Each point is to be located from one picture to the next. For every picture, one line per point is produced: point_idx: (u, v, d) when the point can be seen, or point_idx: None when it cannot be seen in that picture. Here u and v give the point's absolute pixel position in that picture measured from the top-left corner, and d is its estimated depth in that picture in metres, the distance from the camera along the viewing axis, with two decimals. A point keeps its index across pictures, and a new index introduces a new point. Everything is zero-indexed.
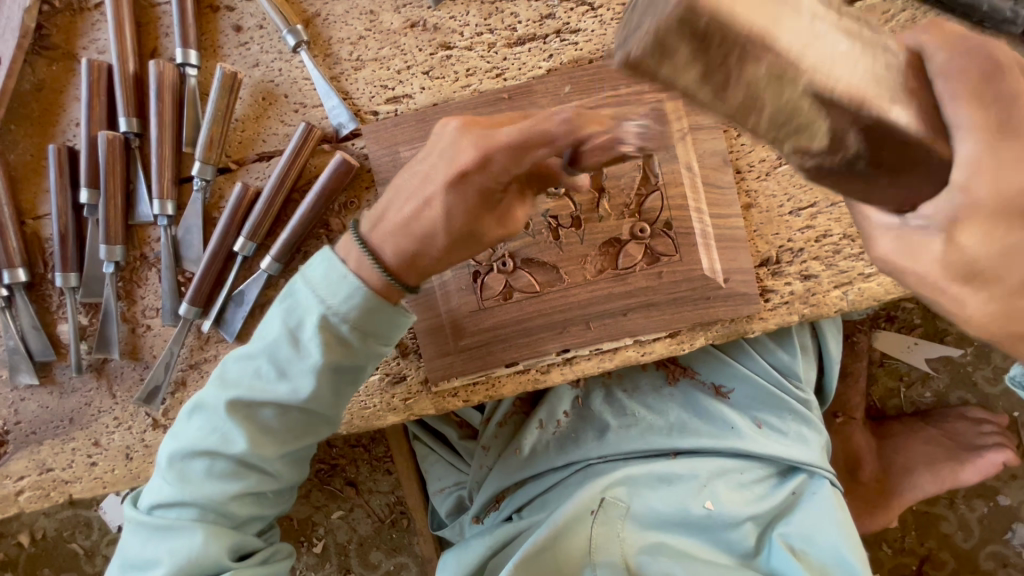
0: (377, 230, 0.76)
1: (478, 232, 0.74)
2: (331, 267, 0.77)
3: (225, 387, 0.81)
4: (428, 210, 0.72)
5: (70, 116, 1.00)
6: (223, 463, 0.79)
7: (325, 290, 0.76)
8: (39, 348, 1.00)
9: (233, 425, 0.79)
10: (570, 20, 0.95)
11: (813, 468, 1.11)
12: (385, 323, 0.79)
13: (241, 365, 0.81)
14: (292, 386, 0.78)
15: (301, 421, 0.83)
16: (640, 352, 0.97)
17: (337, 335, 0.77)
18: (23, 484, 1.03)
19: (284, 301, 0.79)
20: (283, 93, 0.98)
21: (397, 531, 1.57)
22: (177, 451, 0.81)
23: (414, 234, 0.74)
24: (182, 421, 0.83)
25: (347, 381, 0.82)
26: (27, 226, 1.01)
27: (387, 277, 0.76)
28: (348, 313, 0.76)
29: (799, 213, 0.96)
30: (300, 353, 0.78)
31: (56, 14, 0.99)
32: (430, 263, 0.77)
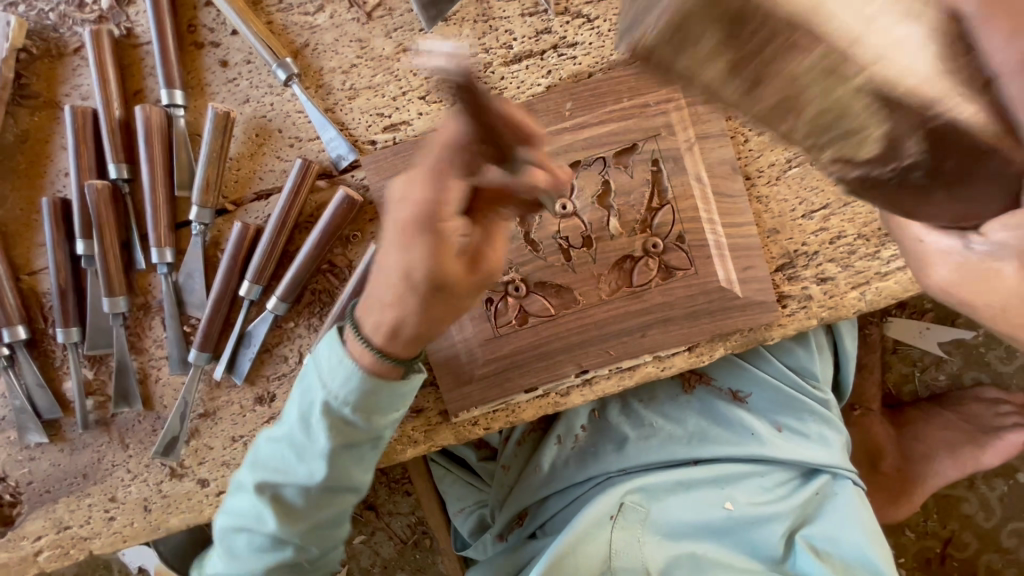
0: (363, 304, 0.75)
1: (449, 280, 0.67)
2: (328, 353, 0.77)
3: (256, 468, 0.83)
4: (392, 275, 0.68)
5: (58, 166, 0.97)
6: (260, 538, 0.82)
7: (323, 377, 0.77)
8: (46, 406, 0.98)
9: (263, 506, 0.80)
10: (566, 34, 0.92)
11: (835, 468, 1.10)
12: (385, 400, 0.78)
13: (270, 446, 0.83)
14: (309, 468, 0.80)
15: (329, 495, 0.83)
16: (659, 367, 0.95)
17: (343, 418, 0.78)
18: (41, 543, 1.01)
19: (299, 384, 0.81)
20: (277, 128, 0.95)
21: (420, 551, 1.56)
22: (225, 525, 0.85)
23: (389, 305, 0.71)
24: (227, 500, 0.86)
25: (365, 453, 0.82)
26: (22, 281, 0.98)
27: (376, 355, 0.75)
28: (348, 398, 0.76)
29: (811, 216, 0.94)
30: (310, 438, 0.79)
31: (33, 61, 0.96)
32: (411, 332, 0.73)
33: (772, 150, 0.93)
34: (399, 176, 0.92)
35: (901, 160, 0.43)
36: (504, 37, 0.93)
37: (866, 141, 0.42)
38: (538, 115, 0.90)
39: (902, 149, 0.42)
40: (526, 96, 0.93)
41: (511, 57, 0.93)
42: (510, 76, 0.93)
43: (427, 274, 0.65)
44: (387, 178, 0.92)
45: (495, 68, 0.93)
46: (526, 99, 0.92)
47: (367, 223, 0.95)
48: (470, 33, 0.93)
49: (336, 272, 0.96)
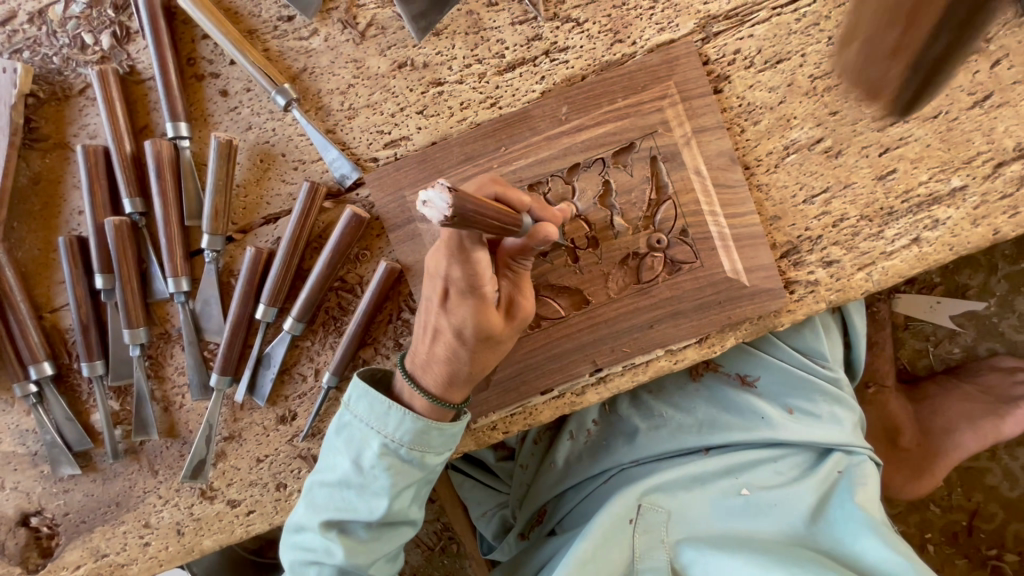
0: (412, 359, 0.83)
1: (490, 331, 0.75)
2: (376, 400, 0.82)
3: (315, 510, 0.85)
4: (443, 333, 0.77)
5: (71, 206, 1.00)
6: (327, 570, 0.83)
7: (377, 422, 0.81)
8: (76, 439, 1.00)
9: (331, 542, 0.82)
10: (557, 39, 0.93)
11: (849, 446, 1.10)
12: (437, 440, 0.83)
13: (325, 488, 0.85)
14: (369, 507, 0.82)
15: (389, 527, 0.86)
16: (672, 361, 0.96)
17: (399, 458, 0.82)
18: (79, 573, 1.03)
19: (342, 431, 0.84)
20: (280, 152, 0.97)
21: (448, 557, 1.58)
22: (292, 560, 0.86)
23: (441, 359, 0.79)
24: (287, 538, 0.88)
25: (422, 488, 0.86)
26: (44, 319, 1.01)
27: (430, 400, 0.81)
28: (404, 438, 0.81)
29: (813, 200, 0.94)
30: (370, 478, 0.82)
31: (42, 105, 0.98)
32: (464, 380, 0.80)
33: (769, 138, 0.94)
34: (403, 191, 0.94)
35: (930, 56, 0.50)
36: (496, 46, 0.94)
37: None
38: (534, 121, 0.92)
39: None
40: (521, 103, 0.94)
41: (504, 66, 0.94)
42: (504, 85, 0.94)
43: (475, 329, 0.74)
44: (391, 194, 0.94)
45: (489, 78, 0.95)
46: (521, 106, 0.93)
47: (374, 239, 0.97)
48: (462, 45, 0.95)
49: (349, 289, 0.98)
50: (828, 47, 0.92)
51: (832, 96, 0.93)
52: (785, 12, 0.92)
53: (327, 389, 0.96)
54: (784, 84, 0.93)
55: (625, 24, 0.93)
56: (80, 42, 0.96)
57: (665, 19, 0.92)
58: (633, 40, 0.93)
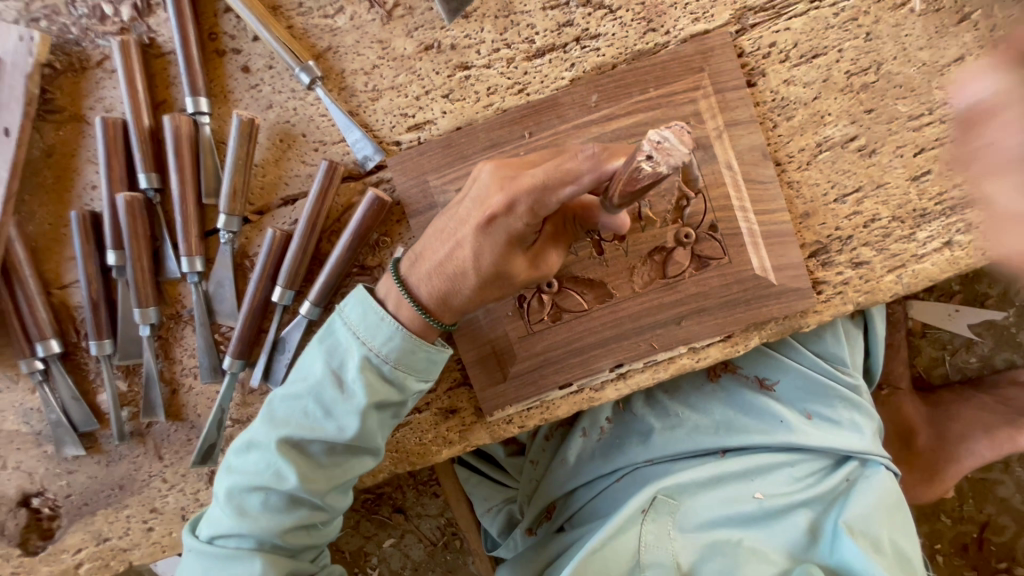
0: (414, 268, 0.81)
1: (507, 273, 0.76)
2: (368, 309, 0.81)
3: (274, 425, 0.81)
4: (461, 252, 0.75)
5: (84, 180, 0.98)
6: (277, 496, 0.80)
7: (366, 333, 0.80)
8: (82, 419, 0.98)
9: (285, 462, 0.79)
10: (589, 25, 0.91)
11: (868, 455, 1.09)
12: (421, 362, 0.82)
13: (288, 403, 0.82)
14: (338, 425, 0.80)
15: (350, 455, 0.85)
16: (694, 359, 0.95)
17: (379, 374, 0.81)
18: (81, 556, 1.02)
19: (324, 340, 0.82)
20: (301, 132, 0.95)
21: (451, 553, 1.56)
22: (231, 486, 0.81)
23: (446, 275, 0.77)
24: (233, 458, 0.83)
25: (389, 417, 0.85)
26: (53, 295, 0.98)
27: (424, 316, 0.81)
28: (390, 354, 0.80)
29: (844, 200, 0.92)
30: (346, 392, 0.80)
31: (58, 76, 0.96)
32: (459, 303, 0.80)
33: (802, 135, 0.92)
34: (426, 175, 0.92)
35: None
36: (526, 31, 0.92)
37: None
38: (563, 108, 0.89)
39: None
40: (550, 90, 0.92)
41: (533, 52, 0.92)
42: (533, 71, 0.92)
43: (496, 261, 0.74)
44: (414, 178, 0.92)
45: (518, 63, 0.92)
46: (551, 93, 0.91)
47: (394, 225, 0.95)
48: (491, 28, 0.92)
49: (366, 275, 0.95)
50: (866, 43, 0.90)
51: (868, 93, 0.91)
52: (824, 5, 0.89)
53: None
54: (820, 79, 0.91)
55: (659, 13, 0.90)
56: (99, 12, 0.93)
57: (701, 9, 0.90)
58: (666, 29, 0.91)
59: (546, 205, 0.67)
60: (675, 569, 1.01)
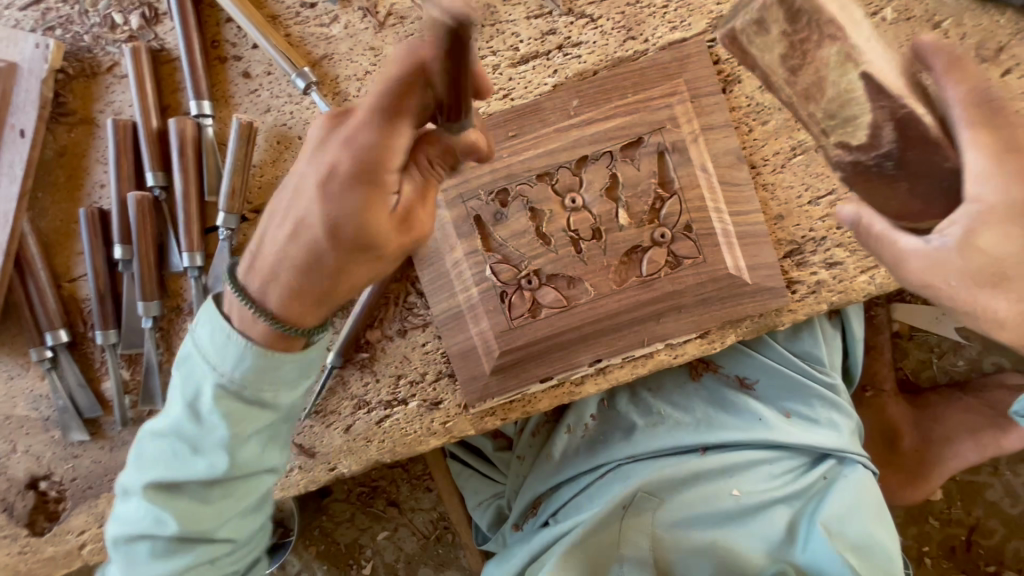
0: (253, 273, 0.72)
1: (371, 235, 0.64)
2: (214, 330, 0.73)
3: (141, 468, 0.78)
4: (306, 224, 0.66)
5: (94, 179, 1.03)
6: (161, 541, 0.77)
7: (216, 358, 0.72)
8: (87, 406, 1.03)
9: (194, 490, 0.77)
10: (570, 33, 0.95)
11: (845, 453, 1.11)
12: (287, 374, 0.74)
13: (155, 443, 0.77)
14: (208, 461, 0.75)
15: (235, 489, 0.79)
16: (672, 355, 0.98)
17: (241, 401, 0.74)
18: (84, 537, 1.06)
19: (177, 373, 0.76)
20: (297, 135, 1.00)
21: (443, 546, 1.59)
22: (119, 534, 0.79)
23: (301, 252, 0.67)
24: (118, 506, 0.81)
25: (273, 434, 0.79)
26: (63, 288, 1.04)
27: (277, 325, 0.71)
28: (242, 377, 0.73)
29: (818, 202, 0.96)
30: (205, 427, 0.74)
31: (70, 80, 1.02)
32: (330, 279, 0.68)
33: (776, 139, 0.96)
34: None
35: (881, 147, 0.63)
36: (511, 39, 0.96)
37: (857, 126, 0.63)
38: (545, 113, 0.94)
39: (882, 138, 0.62)
40: (533, 95, 0.97)
41: (518, 59, 0.96)
42: (518, 77, 0.97)
43: (354, 225, 0.63)
44: None
45: (503, 69, 0.97)
46: (534, 98, 0.96)
47: None
48: (477, 36, 0.97)
49: None
50: None
51: None
52: None
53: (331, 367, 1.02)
54: None
55: (638, 22, 0.94)
56: (110, 22, 0.99)
57: (678, 19, 0.94)
58: (645, 38, 0.95)
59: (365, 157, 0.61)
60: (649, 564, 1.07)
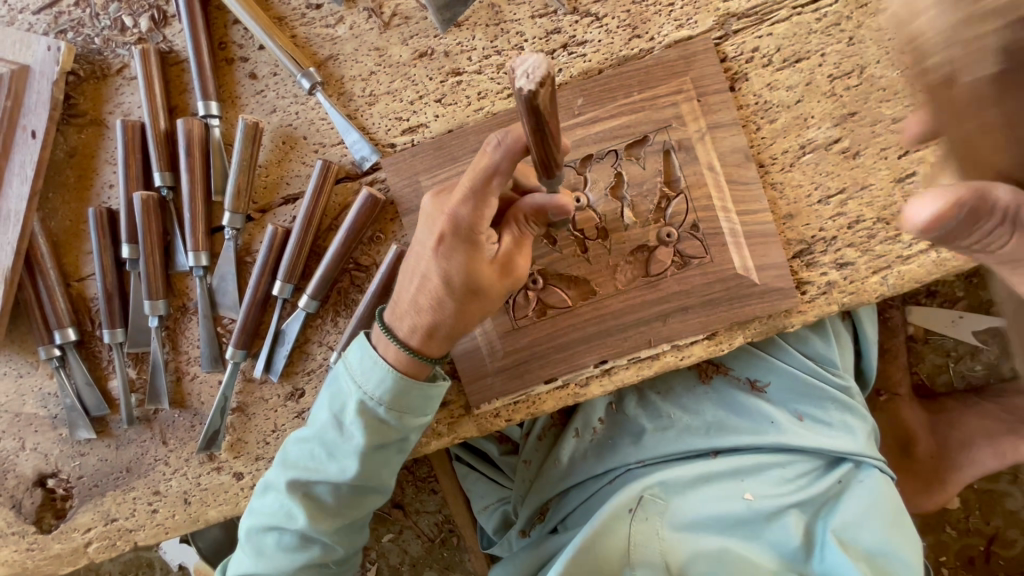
0: (396, 313, 0.84)
1: (477, 282, 0.77)
2: (363, 356, 0.85)
3: (286, 466, 0.89)
4: (429, 283, 0.79)
5: (103, 179, 1.04)
6: (289, 536, 0.87)
7: (360, 376, 0.84)
8: (95, 404, 1.04)
9: (295, 503, 0.86)
10: (575, 33, 0.95)
11: (861, 457, 1.08)
12: (415, 402, 0.85)
13: (301, 447, 0.89)
14: (339, 466, 0.86)
15: (357, 493, 0.90)
16: (678, 357, 0.95)
17: (375, 418, 0.85)
18: (90, 535, 1.07)
19: (329, 387, 0.88)
20: (302, 135, 1.00)
21: (448, 550, 1.58)
22: (252, 524, 0.90)
23: (425, 311, 0.81)
24: (256, 500, 0.92)
25: (393, 454, 0.89)
26: (72, 287, 1.05)
27: (410, 354, 0.83)
28: (383, 397, 0.84)
29: (828, 201, 0.94)
30: (346, 435, 0.85)
31: (81, 83, 1.03)
32: (445, 333, 0.82)
33: (785, 137, 0.94)
34: (418, 175, 0.96)
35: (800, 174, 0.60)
36: (515, 38, 0.96)
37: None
38: None
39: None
40: None
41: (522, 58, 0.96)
42: None
43: (463, 277, 0.76)
44: (407, 177, 0.96)
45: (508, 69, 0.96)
46: None
47: (388, 223, 0.99)
48: (482, 36, 0.96)
49: (361, 270, 1.00)
50: (848, 47, 0.92)
51: (851, 96, 0.92)
52: (806, 11, 0.92)
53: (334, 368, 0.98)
54: (803, 83, 0.92)
55: (643, 20, 0.94)
56: (120, 24, 1.01)
57: (684, 16, 0.93)
58: (650, 36, 0.94)
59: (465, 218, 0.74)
60: (663, 568, 1.03)
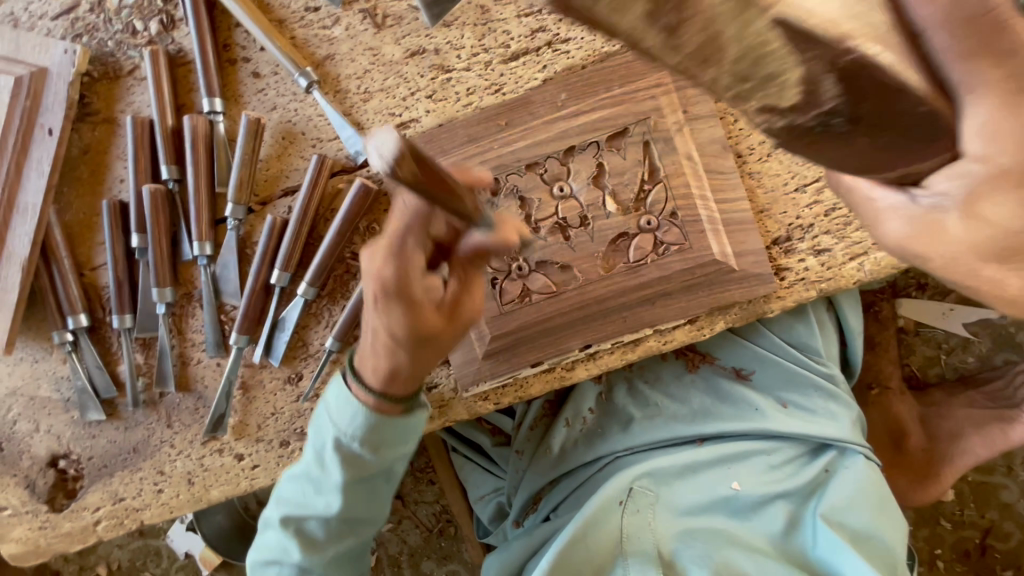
0: (360, 357, 0.85)
1: (426, 330, 0.77)
2: (335, 394, 0.86)
3: (282, 502, 0.94)
4: (378, 335, 0.78)
5: (115, 174, 1.11)
6: (287, 569, 0.93)
7: (334, 417, 0.85)
8: (104, 386, 1.09)
9: (290, 538, 0.91)
10: (560, 31, 0.99)
11: (845, 443, 1.11)
12: (391, 436, 0.86)
13: (293, 482, 0.93)
14: (326, 501, 0.90)
15: (348, 524, 0.93)
16: (661, 341, 0.99)
17: (351, 456, 0.86)
18: (99, 514, 1.12)
19: (312, 424, 0.91)
20: (301, 131, 1.06)
21: (445, 540, 1.61)
22: (256, 556, 0.97)
23: (380, 358, 0.81)
24: (258, 533, 0.98)
25: (377, 485, 0.92)
26: (85, 277, 1.11)
27: (376, 396, 0.83)
28: (357, 433, 0.85)
29: (804, 189, 0.97)
30: (327, 472, 0.88)
31: (95, 83, 1.10)
32: (406, 375, 0.82)
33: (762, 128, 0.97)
34: None
35: (822, 106, 0.41)
36: (502, 37, 1.01)
37: (786, 85, 0.40)
38: (534, 106, 0.97)
39: (822, 93, 0.40)
40: (524, 89, 1.00)
41: (509, 55, 1.01)
42: (509, 73, 1.01)
43: (408, 327, 0.76)
44: None
45: (495, 66, 1.01)
46: (524, 92, 0.99)
47: (381, 214, 1.04)
48: (470, 35, 1.01)
49: (357, 260, 1.05)
50: None
51: None
52: None
53: (330, 352, 1.03)
54: None
55: None
56: (132, 28, 1.07)
57: None
58: None
59: (403, 265, 0.73)
60: (657, 558, 1.01)
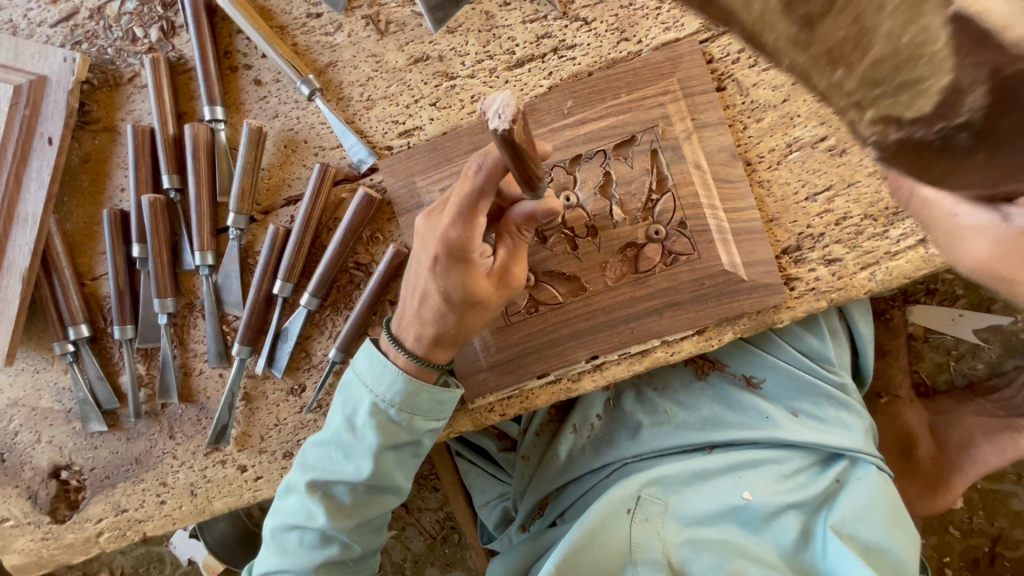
0: (401, 323, 0.88)
1: (477, 295, 0.80)
2: (373, 360, 0.88)
3: (305, 469, 0.92)
4: (429, 300, 0.81)
5: (115, 182, 1.09)
6: (311, 535, 0.90)
7: (373, 381, 0.88)
8: (106, 397, 1.08)
9: (316, 503, 0.89)
10: (565, 37, 0.98)
11: (857, 454, 1.09)
12: (425, 403, 0.89)
13: (318, 450, 0.92)
14: (356, 466, 0.89)
15: (373, 494, 0.92)
16: (668, 352, 0.98)
17: (388, 418, 0.88)
18: (102, 525, 1.11)
19: (341, 393, 0.91)
20: (303, 139, 1.04)
21: (449, 547, 1.60)
22: (275, 525, 0.93)
23: (427, 323, 0.84)
24: (277, 501, 0.95)
25: (407, 456, 0.92)
26: (86, 286, 1.10)
27: (418, 362, 0.88)
28: (394, 398, 0.87)
29: (815, 198, 0.95)
30: (359, 437, 0.88)
31: (95, 91, 1.08)
32: (450, 341, 0.86)
33: (772, 135, 0.96)
34: (414, 177, 0.99)
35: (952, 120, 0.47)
36: (507, 43, 0.99)
37: (925, 93, 0.47)
38: (540, 114, 0.96)
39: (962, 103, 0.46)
40: (529, 96, 0.99)
41: (513, 62, 0.99)
42: (514, 80, 0.99)
43: (462, 293, 0.79)
44: (403, 179, 0.99)
45: (499, 73, 0.99)
46: (529, 99, 0.98)
47: (384, 223, 1.03)
48: (474, 42, 1.00)
49: (360, 269, 1.03)
50: None
51: None
52: None
53: (331, 363, 1.02)
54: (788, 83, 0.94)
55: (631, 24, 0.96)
56: (131, 35, 1.06)
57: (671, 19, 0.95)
58: (639, 39, 0.96)
59: (466, 237, 0.74)
60: (666, 566, 1.00)
